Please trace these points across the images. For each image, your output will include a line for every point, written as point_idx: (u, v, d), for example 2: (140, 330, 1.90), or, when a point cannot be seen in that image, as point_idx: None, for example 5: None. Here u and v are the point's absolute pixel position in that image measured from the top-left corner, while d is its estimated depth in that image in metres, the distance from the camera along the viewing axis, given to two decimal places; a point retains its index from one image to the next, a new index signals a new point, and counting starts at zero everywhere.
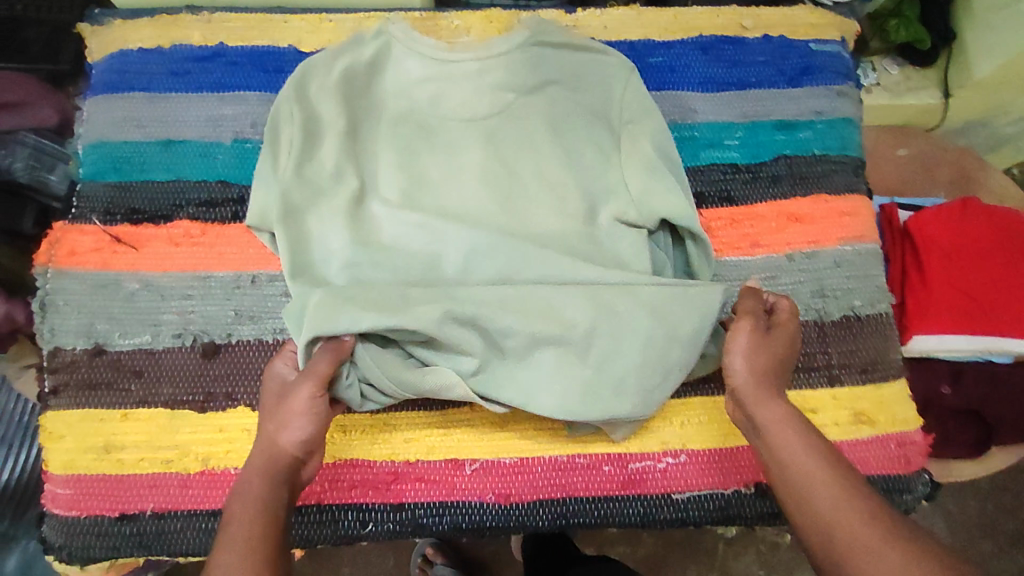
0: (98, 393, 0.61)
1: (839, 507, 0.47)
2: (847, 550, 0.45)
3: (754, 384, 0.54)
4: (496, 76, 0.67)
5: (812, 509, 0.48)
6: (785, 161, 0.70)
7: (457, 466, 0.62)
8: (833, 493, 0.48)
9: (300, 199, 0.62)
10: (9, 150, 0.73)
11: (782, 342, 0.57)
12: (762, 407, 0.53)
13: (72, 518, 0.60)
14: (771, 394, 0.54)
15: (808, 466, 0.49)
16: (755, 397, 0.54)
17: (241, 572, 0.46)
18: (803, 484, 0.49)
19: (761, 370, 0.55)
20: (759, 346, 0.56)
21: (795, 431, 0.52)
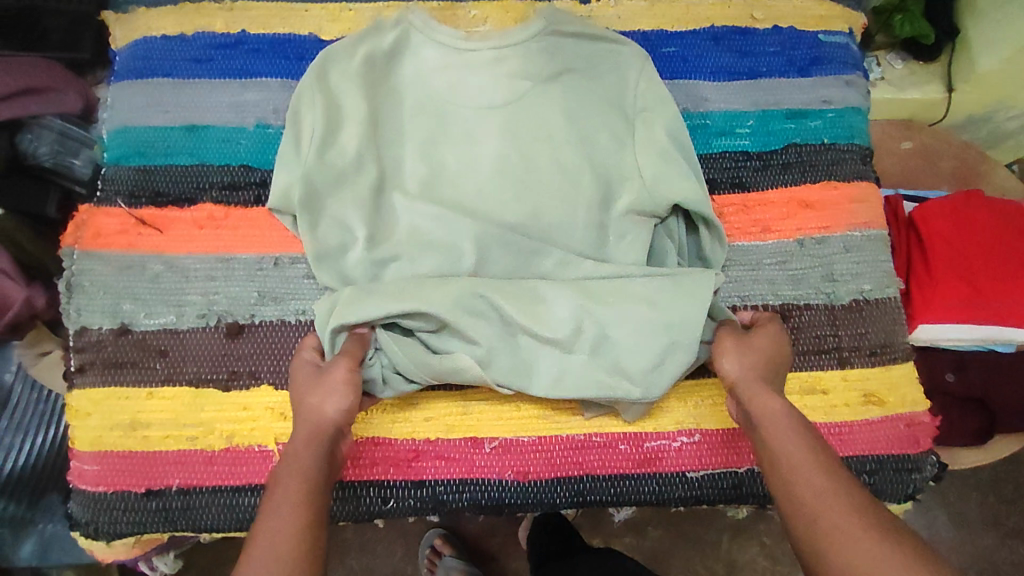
0: (125, 371, 0.63)
1: (829, 492, 0.49)
2: (829, 529, 0.46)
3: (751, 378, 0.57)
4: (513, 64, 0.68)
5: (799, 493, 0.49)
6: (796, 148, 0.71)
7: (476, 445, 0.64)
8: (824, 478, 0.50)
9: (323, 185, 0.64)
10: (37, 133, 0.76)
11: (776, 340, 0.61)
12: (760, 398, 0.55)
13: (100, 494, 0.62)
14: (765, 387, 0.56)
15: (801, 452, 0.51)
16: (749, 391, 0.56)
17: (272, 539, 0.47)
18: (793, 470, 0.51)
19: (756, 367, 0.58)
20: (751, 343, 0.59)
21: (788, 420, 0.53)
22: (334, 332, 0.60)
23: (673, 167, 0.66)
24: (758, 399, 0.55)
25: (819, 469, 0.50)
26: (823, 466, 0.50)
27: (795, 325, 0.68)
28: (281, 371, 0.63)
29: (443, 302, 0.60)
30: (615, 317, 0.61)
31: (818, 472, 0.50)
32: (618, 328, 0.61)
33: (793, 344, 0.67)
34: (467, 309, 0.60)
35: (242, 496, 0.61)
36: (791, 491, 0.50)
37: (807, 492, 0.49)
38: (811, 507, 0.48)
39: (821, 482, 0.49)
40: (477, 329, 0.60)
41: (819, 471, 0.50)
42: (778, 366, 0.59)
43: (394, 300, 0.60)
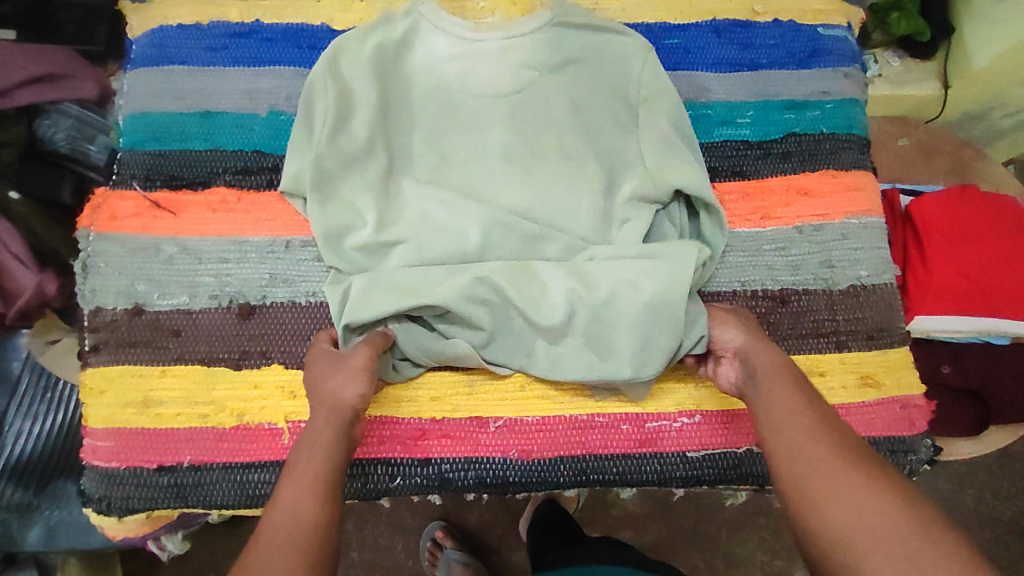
0: (138, 350, 0.64)
1: (813, 432, 0.52)
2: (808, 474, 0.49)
3: (751, 339, 0.60)
4: (520, 55, 0.70)
5: (783, 430, 0.53)
6: (795, 138, 0.73)
7: (482, 424, 0.65)
8: (808, 419, 0.53)
9: (333, 168, 0.66)
10: (54, 118, 0.78)
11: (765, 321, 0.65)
12: (756, 350, 0.59)
13: (113, 470, 0.63)
14: (762, 345, 0.60)
15: (790, 396, 0.55)
16: (748, 347, 0.60)
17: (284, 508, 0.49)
18: (778, 411, 0.54)
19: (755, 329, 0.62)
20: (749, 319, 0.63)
21: (782, 375, 0.57)
22: (345, 328, 0.62)
23: (676, 154, 0.67)
24: (756, 353, 0.59)
25: (805, 411, 0.54)
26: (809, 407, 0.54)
27: (793, 309, 0.69)
28: (291, 351, 0.65)
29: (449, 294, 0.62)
30: (617, 299, 0.63)
31: (802, 413, 0.53)
32: (620, 311, 0.62)
33: (792, 329, 0.68)
34: (473, 293, 0.62)
35: (252, 473, 0.62)
36: (776, 430, 0.53)
37: (791, 428, 0.53)
38: (793, 442, 0.52)
39: (806, 423, 0.53)
40: (479, 318, 0.63)
41: (804, 414, 0.53)
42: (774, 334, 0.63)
43: (401, 297, 0.62)
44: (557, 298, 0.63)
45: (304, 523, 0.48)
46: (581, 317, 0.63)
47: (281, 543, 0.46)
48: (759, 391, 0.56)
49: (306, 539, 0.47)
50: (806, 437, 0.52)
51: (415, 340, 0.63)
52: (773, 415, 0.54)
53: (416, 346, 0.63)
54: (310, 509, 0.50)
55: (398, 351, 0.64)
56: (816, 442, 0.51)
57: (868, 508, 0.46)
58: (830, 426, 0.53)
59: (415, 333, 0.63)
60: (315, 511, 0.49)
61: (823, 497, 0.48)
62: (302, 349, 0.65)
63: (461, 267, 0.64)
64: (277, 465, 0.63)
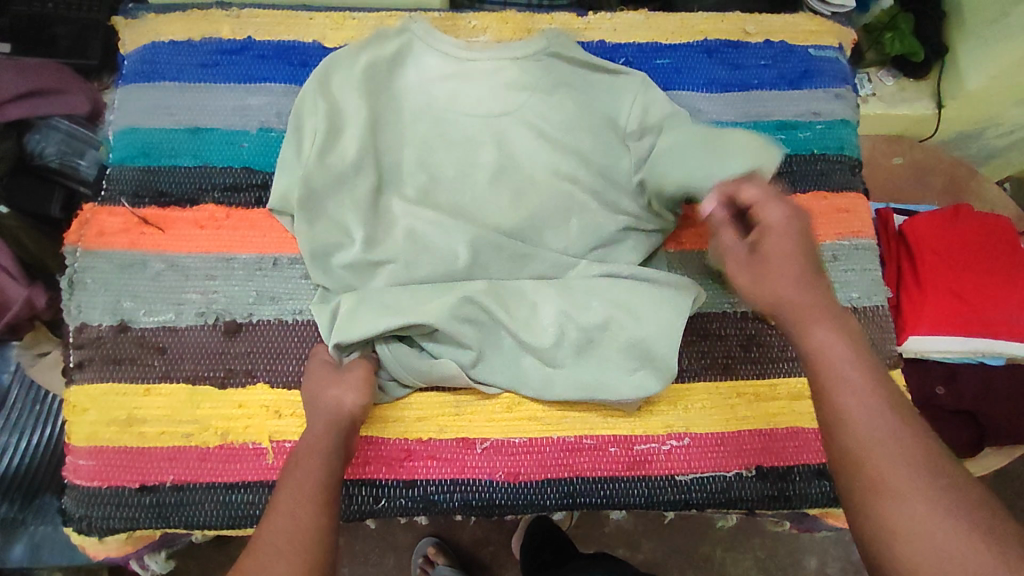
0: (122, 368, 0.64)
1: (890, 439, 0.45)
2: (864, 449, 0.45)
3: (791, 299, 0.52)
4: (510, 76, 0.70)
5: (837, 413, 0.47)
6: (786, 159, 0.73)
7: (468, 445, 0.64)
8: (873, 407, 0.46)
9: (322, 185, 0.66)
10: (44, 133, 0.78)
11: (795, 229, 0.54)
12: (815, 327, 0.51)
13: (94, 489, 0.62)
14: (817, 315, 0.51)
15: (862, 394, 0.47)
16: (802, 317, 0.51)
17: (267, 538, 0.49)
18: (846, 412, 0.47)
19: (795, 279, 0.52)
20: (783, 248, 0.53)
21: (848, 347, 0.49)
22: (336, 346, 0.61)
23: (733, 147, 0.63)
24: (811, 327, 0.51)
25: (879, 411, 0.46)
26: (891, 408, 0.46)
27: None
28: (277, 370, 0.64)
29: (439, 313, 0.61)
30: (610, 326, 0.63)
31: (876, 412, 0.46)
32: (611, 337, 0.63)
33: (783, 351, 0.68)
34: (463, 313, 0.62)
35: (235, 493, 0.62)
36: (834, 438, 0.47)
37: (854, 425, 0.46)
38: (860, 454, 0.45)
39: (883, 431, 0.45)
40: (469, 337, 0.62)
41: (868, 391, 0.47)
42: (807, 265, 0.53)
43: (390, 316, 0.61)
44: (545, 317, 0.64)
45: (303, 527, 0.49)
46: (572, 339, 0.63)
47: (280, 546, 0.48)
48: (827, 382, 0.48)
49: (305, 544, 0.49)
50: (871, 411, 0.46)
51: (401, 359, 0.62)
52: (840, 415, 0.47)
53: (403, 366, 0.62)
54: (293, 537, 0.49)
55: (389, 372, 0.63)
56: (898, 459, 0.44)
57: (943, 554, 0.40)
58: (908, 434, 0.45)
59: (408, 355, 0.63)
60: (320, 514, 0.51)
61: (887, 524, 0.42)
62: (288, 367, 0.64)
63: (450, 286, 0.64)
64: (261, 486, 0.62)
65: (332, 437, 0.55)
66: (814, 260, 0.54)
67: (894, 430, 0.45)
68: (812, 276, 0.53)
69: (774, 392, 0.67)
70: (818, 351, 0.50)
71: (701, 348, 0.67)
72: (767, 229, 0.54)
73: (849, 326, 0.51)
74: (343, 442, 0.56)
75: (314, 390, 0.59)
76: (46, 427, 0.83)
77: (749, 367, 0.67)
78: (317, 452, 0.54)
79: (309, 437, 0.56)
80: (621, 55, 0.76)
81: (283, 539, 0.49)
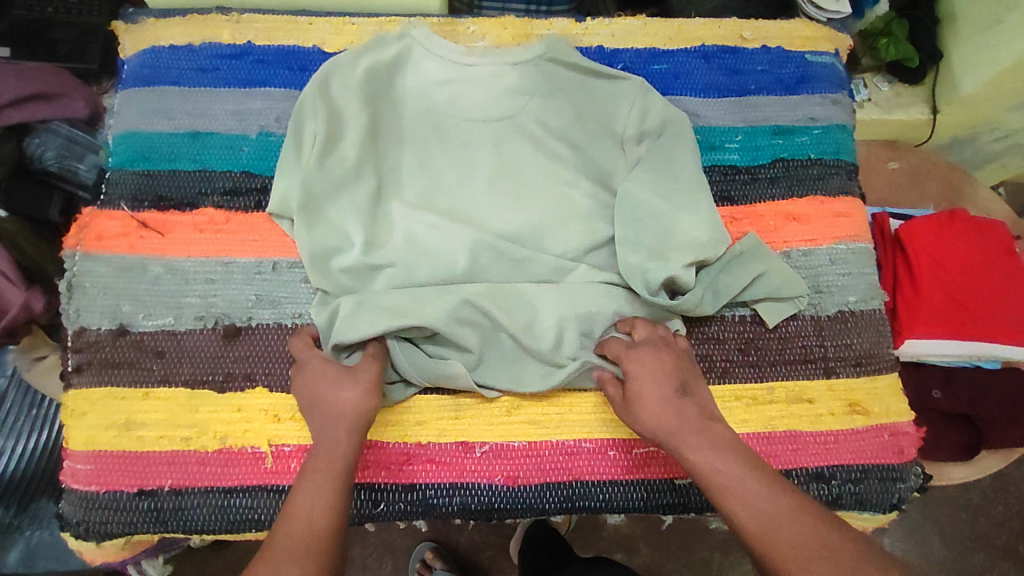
0: (121, 372, 0.64)
1: (777, 518, 0.48)
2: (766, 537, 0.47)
3: (667, 423, 0.55)
4: (509, 82, 0.71)
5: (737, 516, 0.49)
6: (783, 164, 0.74)
7: (467, 449, 0.64)
8: (762, 494, 0.50)
9: (321, 189, 0.66)
10: (44, 137, 0.78)
11: (653, 372, 0.58)
12: (688, 447, 0.53)
13: (91, 493, 0.62)
14: (690, 434, 0.54)
15: (744, 483, 0.50)
16: (677, 441, 0.54)
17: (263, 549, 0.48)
18: (738, 512, 0.49)
19: (661, 408, 0.55)
20: (642, 389, 0.57)
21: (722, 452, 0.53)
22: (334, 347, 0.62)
23: (688, 195, 0.68)
24: (686, 449, 0.53)
25: (762, 493, 0.50)
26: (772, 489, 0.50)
27: (783, 332, 0.69)
28: (276, 374, 0.64)
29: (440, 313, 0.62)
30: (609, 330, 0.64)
31: (759, 501, 0.49)
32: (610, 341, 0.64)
33: (780, 355, 0.68)
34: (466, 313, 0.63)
35: (234, 498, 0.62)
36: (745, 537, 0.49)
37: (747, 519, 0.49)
38: (762, 546, 0.47)
39: (770, 515, 0.48)
40: (468, 339, 0.63)
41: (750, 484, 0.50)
42: (667, 393, 0.56)
43: (390, 317, 0.61)
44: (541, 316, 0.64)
45: (300, 536, 0.49)
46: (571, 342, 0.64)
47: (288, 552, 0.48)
48: (713, 487, 0.51)
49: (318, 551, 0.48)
50: (760, 495, 0.49)
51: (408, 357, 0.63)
52: (732, 516, 0.50)
53: (410, 365, 0.63)
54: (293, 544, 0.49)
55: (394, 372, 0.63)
56: (795, 542, 0.46)
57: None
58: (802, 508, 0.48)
59: (412, 355, 0.63)
60: (332, 519, 0.50)
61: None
62: (288, 371, 0.64)
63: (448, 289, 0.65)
64: (260, 490, 0.62)
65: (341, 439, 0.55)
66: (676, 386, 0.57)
67: (781, 512, 0.48)
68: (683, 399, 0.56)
69: (773, 395, 0.67)
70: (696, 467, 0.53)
71: (701, 352, 0.68)
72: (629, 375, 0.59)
73: (717, 432, 0.54)
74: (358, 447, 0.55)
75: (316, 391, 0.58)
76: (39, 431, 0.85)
77: (746, 371, 0.67)
78: (333, 457, 0.54)
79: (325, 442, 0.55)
80: (620, 60, 0.76)
81: (292, 544, 0.48)
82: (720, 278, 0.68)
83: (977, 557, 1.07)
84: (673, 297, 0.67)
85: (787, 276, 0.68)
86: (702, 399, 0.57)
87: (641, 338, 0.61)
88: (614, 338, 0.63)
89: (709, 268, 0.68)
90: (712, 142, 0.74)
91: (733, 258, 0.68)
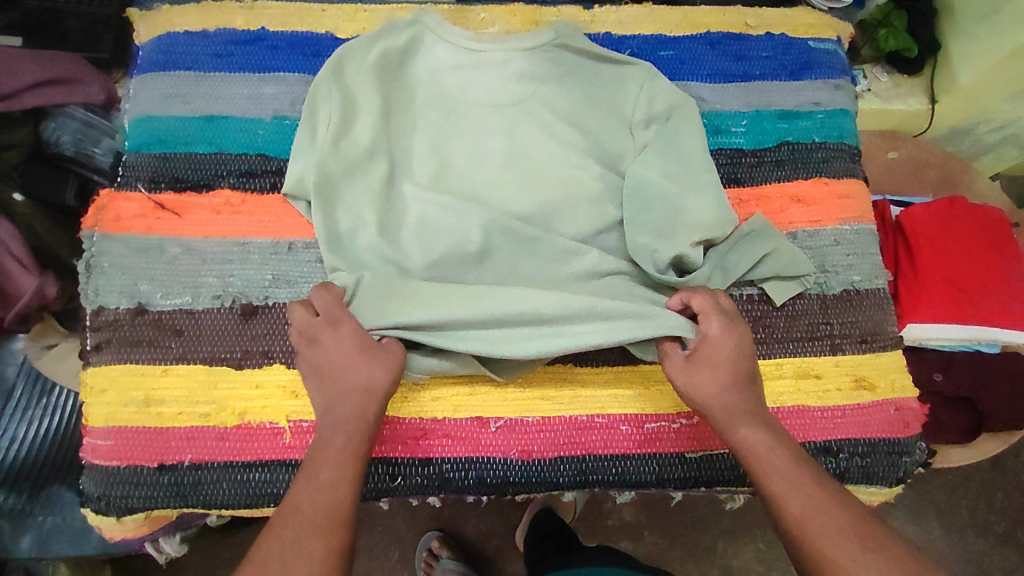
0: (140, 350, 0.65)
1: (819, 508, 0.51)
2: (806, 520, 0.50)
3: (723, 400, 0.57)
4: (520, 67, 0.72)
5: (783, 502, 0.52)
6: (789, 147, 0.75)
7: (482, 424, 0.65)
8: (801, 484, 0.52)
9: (335, 169, 0.68)
10: (60, 122, 0.78)
11: (735, 341, 0.58)
12: (744, 428, 0.56)
13: (112, 468, 0.63)
14: (744, 416, 0.56)
15: (791, 469, 0.53)
16: (730, 418, 0.56)
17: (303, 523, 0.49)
18: (785, 498, 0.52)
19: (728, 383, 0.57)
20: (715, 358, 0.58)
21: (773, 443, 0.55)
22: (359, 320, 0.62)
23: (695, 177, 0.69)
24: (738, 427, 0.56)
25: (810, 483, 0.52)
26: (814, 481, 0.52)
27: (789, 312, 0.70)
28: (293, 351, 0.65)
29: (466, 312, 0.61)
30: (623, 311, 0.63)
31: (807, 489, 0.52)
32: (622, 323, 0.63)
33: (787, 331, 0.69)
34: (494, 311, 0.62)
35: (253, 472, 0.63)
36: (765, 488, 0.53)
37: (795, 505, 0.51)
38: (800, 526, 0.50)
39: (814, 504, 0.51)
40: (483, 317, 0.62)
41: (796, 473, 0.53)
42: (739, 373, 0.57)
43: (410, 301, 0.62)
44: (572, 303, 0.62)
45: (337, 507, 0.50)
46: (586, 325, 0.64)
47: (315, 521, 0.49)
48: (759, 469, 0.54)
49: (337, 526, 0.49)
50: (800, 481, 0.52)
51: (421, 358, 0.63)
52: (778, 501, 0.52)
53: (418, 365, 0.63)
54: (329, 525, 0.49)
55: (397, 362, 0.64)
56: (830, 527, 0.49)
57: None
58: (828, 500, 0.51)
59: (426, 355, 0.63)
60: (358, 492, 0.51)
61: None
62: None
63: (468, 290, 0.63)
64: (278, 464, 0.63)
65: (361, 408, 0.56)
66: (750, 366, 0.58)
67: (827, 502, 0.51)
68: (748, 382, 0.58)
69: (781, 371, 0.68)
70: (746, 446, 0.55)
71: None
72: (701, 341, 0.59)
73: (772, 423, 0.57)
74: (371, 419, 0.56)
75: (323, 364, 0.58)
76: (43, 415, 0.86)
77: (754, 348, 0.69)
78: (349, 435, 0.54)
79: (331, 414, 0.55)
80: (627, 46, 0.78)
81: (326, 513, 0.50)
82: (729, 256, 0.69)
83: (976, 545, 1.09)
84: (682, 275, 0.69)
85: (793, 255, 0.69)
86: (762, 390, 0.59)
87: (727, 306, 0.61)
88: (703, 291, 0.62)
89: (716, 246, 0.69)
90: (718, 126, 0.76)
91: (739, 234, 0.69)
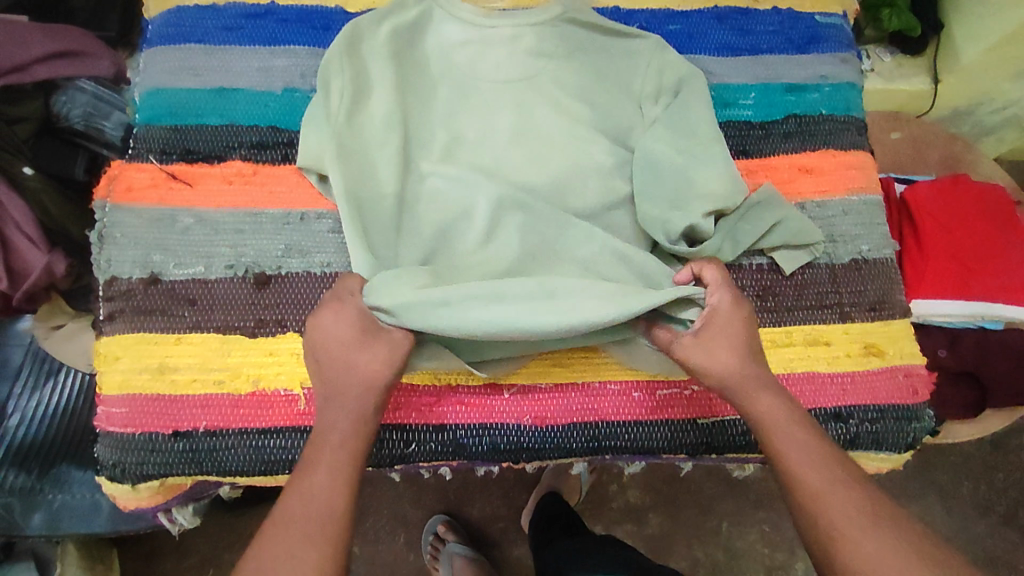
0: (153, 319, 0.65)
1: (827, 478, 0.51)
2: (820, 491, 0.51)
3: (739, 369, 0.56)
4: (529, 42, 0.72)
5: (796, 475, 0.52)
6: (796, 119, 0.76)
7: (496, 391, 0.65)
8: (815, 459, 0.52)
9: (350, 141, 0.67)
10: (70, 96, 0.79)
11: (745, 314, 0.58)
12: (759, 399, 0.56)
13: (127, 435, 0.63)
14: (760, 385, 0.56)
15: (805, 443, 0.53)
16: (747, 388, 0.56)
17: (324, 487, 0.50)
18: (799, 470, 0.52)
19: (740, 354, 0.57)
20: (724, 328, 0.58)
21: (786, 416, 0.55)
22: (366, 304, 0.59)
23: (704, 148, 0.69)
24: (755, 398, 0.56)
25: (823, 457, 0.52)
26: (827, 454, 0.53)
27: (798, 280, 0.71)
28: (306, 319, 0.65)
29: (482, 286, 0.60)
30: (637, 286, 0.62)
31: (820, 462, 0.52)
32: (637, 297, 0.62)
33: (797, 300, 0.70)
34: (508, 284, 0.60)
35: (268, 438, 0.63)
36: (778, 459, 0.53)
37: (812, 477, 0.51)
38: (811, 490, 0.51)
39: (828, 478, 0.51)
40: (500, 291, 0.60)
41: (811, 444, 0.53)
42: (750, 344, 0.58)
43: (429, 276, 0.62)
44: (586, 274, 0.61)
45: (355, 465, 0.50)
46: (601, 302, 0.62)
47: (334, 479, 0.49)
48: (774, 437, 0.54)
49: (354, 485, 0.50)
50: (815, 454, 0.53)
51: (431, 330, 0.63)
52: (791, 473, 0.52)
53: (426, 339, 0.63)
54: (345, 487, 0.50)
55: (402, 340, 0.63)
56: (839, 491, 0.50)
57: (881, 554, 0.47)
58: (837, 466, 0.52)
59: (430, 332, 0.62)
60: None
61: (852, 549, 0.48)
62: None
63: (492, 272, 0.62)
64: (293, 431, 0.63)
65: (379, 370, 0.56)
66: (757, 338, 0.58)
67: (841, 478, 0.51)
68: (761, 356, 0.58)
69: (791, 338, 0.69)
70: (764, 416, 0.55)
71: None
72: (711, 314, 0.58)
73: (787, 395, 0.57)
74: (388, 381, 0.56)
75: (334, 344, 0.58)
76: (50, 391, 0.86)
77: (764, 317, 0.69)
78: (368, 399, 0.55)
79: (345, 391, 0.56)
80: (635, 20, 0.78)
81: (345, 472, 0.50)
82: (739, 226, 0.69)
83: (976, 526, 1.10)
84: (693, 245, 0.69)
85: (802, 224, 0.69)
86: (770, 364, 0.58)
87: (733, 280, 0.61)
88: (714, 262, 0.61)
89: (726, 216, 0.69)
90: (726, 99, 0.76)
91: (750, 203, 0.70)
